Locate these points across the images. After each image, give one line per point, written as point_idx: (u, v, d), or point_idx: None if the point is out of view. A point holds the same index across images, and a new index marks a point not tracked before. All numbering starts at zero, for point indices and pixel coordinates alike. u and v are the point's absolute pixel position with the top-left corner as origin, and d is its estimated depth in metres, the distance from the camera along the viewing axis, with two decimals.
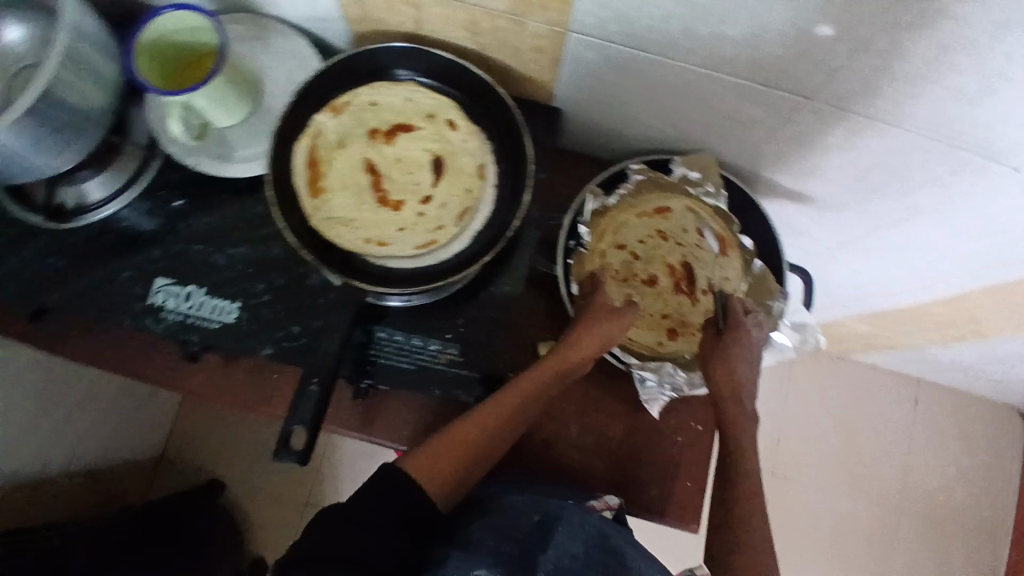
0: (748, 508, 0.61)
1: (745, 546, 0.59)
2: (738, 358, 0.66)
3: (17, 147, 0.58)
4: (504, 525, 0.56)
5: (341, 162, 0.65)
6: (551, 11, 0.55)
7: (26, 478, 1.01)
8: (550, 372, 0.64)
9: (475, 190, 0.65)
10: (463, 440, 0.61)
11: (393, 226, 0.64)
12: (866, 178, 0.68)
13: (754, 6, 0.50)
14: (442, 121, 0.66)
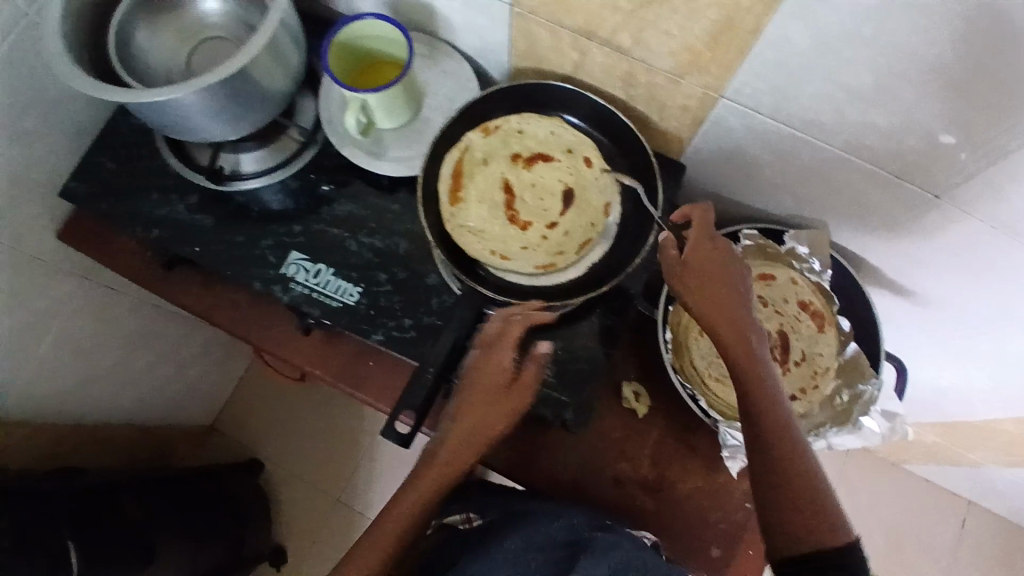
0: (801, 494, 0.52)
1: (801, 527, 0.52)
2: (718, 289, 0.57)
3: (205, 106, 0.64)
4: (537, 545, 0.62)
5: (482, 177, 0.70)
6: (710, 76, 0.60)
7: (105, 419, 1.05)
8: (454, 454, 0.63)
9: (598, 225, 0.69)
10: (395, 528, 0.61)
11: (518, 243, 0.69)
12: (974, 283, 0.69)
13: (908, 102, 0.53)
14: (579, 156, 0.70)
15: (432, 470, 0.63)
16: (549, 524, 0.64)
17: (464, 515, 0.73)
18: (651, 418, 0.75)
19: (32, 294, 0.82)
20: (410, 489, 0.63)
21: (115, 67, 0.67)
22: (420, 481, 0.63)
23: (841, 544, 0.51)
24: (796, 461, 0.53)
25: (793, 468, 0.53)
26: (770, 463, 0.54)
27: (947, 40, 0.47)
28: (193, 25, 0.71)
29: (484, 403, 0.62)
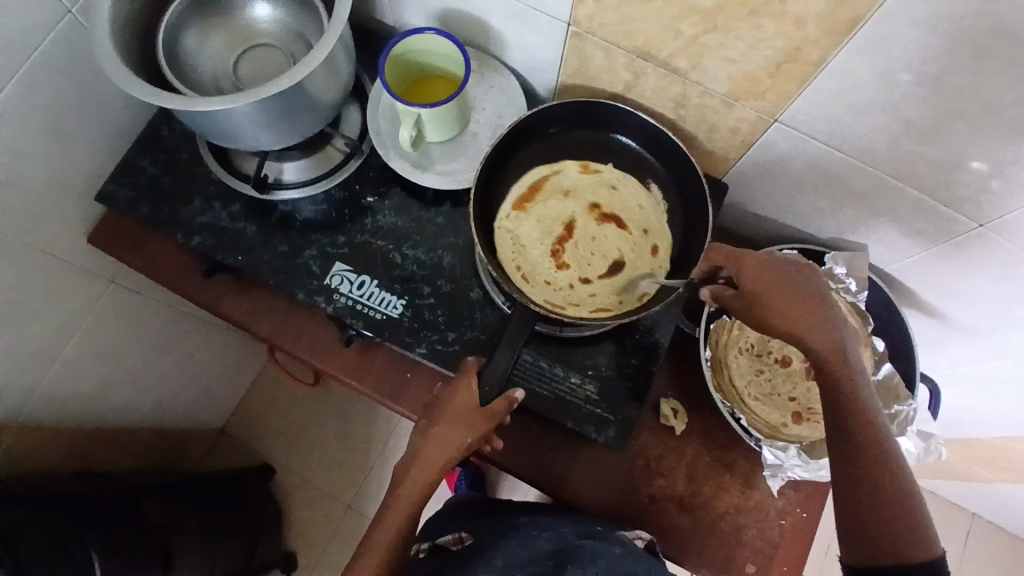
0: (895, 518, 0.52)
1: (891, 544, 0.52)
2: (772, 289, 0.55)
3: (256, 117, 0.63)
4: (526, 558, 0.62)
5: (555, 204, 0.71)
6: (766, 101, 0.61)
7: (128, 423, 1.03)
8: (415, 483, 0.62)
9: (620, 306, 0.68)
10: (375, 564, 0.60)
11: (563, 282, 0.69)
12: (1004, 310, 0.70)
13: (960, 138, 0.55)
14: (648, 240, 0.71)
15: (397, 498, 0.62)
16: (538, 538, 0.65)
17: (455, 536, 0.74)
18: (687, 436, 0.76)
19: (62, 297, 0.80)
20: (382, 521, 0.62)
21: (167, 74, 0.66)
22: (389, 514, 0.62)
23: (930, 557, 0.51)
24: (889, 482, 0.52)
25: (887, 490, 0.52)
26: (859, 486, 0.53)
27: (1011, 82, 0.48)
28: (245, 32, 0.71)
29: (459, 420, 0.62)
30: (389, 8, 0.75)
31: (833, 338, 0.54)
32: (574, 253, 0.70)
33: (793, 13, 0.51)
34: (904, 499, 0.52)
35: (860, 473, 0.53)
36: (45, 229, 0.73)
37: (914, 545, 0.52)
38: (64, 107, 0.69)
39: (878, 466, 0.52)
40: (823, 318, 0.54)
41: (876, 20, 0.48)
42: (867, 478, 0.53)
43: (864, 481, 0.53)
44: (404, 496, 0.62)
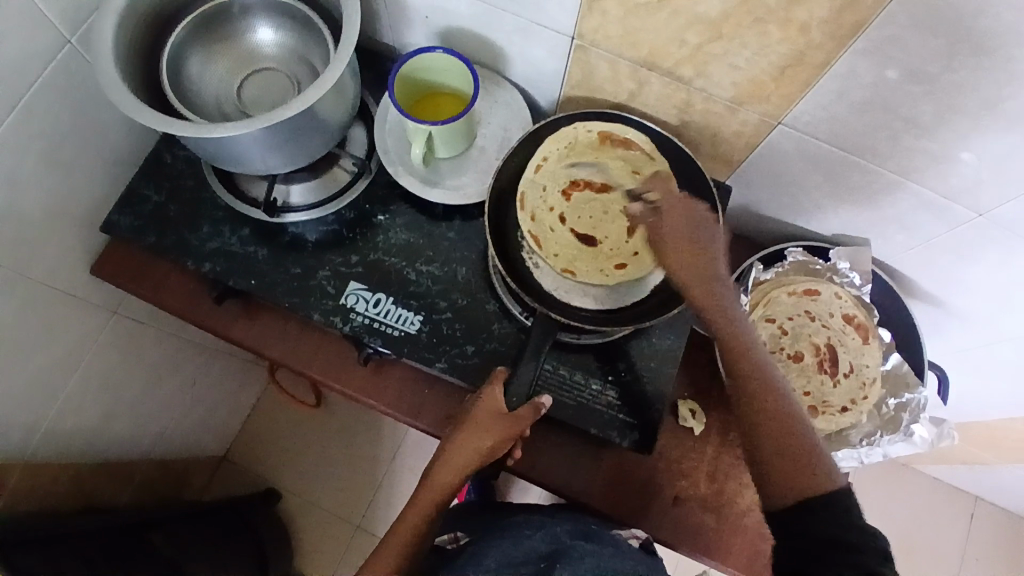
0: (787, 448, 0.55)
1: (786, 477, 0.55)
2: (683, 242, 0.59)
3: (265, 141, 0.63)
4: (520, 559, 0.66)
5: (599, 163, 0.71)
6: (770, 104, 0.63)
7: (131, 455, 1.01)
8: (439, 479, 0.65)
9: (580, 272, 0.69)
10: (395, 553, 0.63)
11: (546, 223, 0.70)
12: (1001, 294, 0.73)
13: (959, 132, 0.57)
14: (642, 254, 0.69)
15: (422, 491, 0.65)
16: (530, 538, 0.68)
17: (452, 535, 0.79)
18: (706, 435, 0.76)
19: (64, 330, 0.78)
20: (406, 514, 0.64)
21: (173, 102, 0.65)
22: (415, 505, 0.65)
23: (823, 485, 0.54)
24: (778, 415, 0.56)
25: (773, 420, 0.56)
26: (751, 422, 0.57)
27: (1008, 77, 0.50)
28: (249, 56, 0.70)
29: (484, 424, 0.63)
30: (390, 26, 0.75)
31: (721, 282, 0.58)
32: (576, 215, 0.71)
33: (798, 20, 0.53)
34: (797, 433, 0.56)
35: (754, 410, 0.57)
36: (48, 261, 0.72)
37: (810, 473, 0.54)
38: (66, 138, 0.67)
39: (767, 402, 0.56)
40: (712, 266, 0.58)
41: (879, 23, 0.50)
42: (762, 415, 0.56)
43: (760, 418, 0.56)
44: (428, 489, 0.65)
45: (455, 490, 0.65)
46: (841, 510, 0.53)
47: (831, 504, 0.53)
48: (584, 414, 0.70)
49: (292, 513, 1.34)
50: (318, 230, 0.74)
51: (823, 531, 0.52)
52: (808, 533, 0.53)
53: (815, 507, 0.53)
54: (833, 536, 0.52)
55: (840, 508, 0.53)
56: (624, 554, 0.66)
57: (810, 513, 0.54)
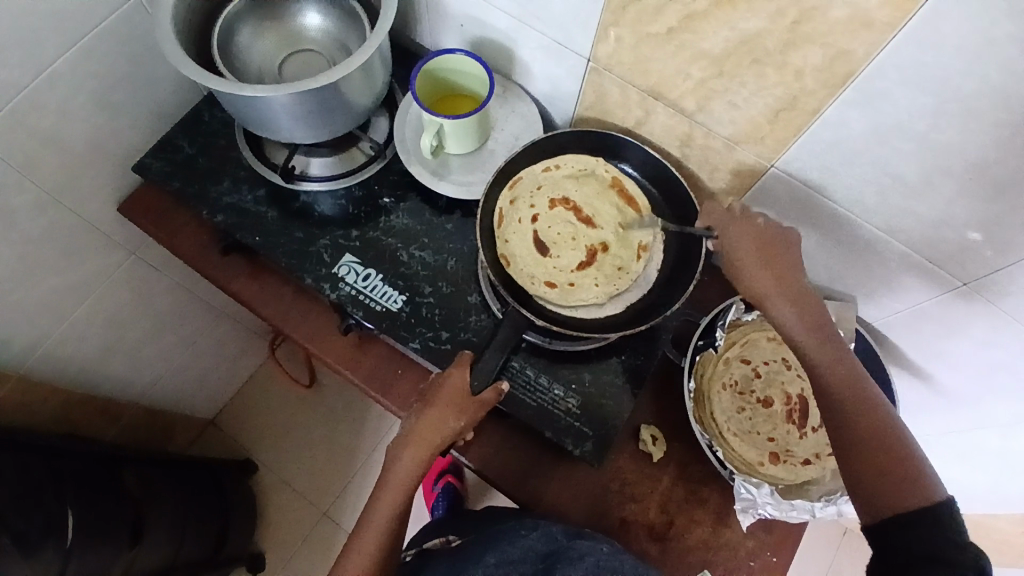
0: (886, 458, 0.53)
1: (884, 491, 0.52)
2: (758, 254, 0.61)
3: (291, 109, 0.68)
4: (518, 556, 0.67)
5: (602, 204, 0.75)
6: (765, 146, 0.65)
7: (122, 393, 1.06)
8: (402, 469, 0.63)
9: (515, 265, 0.72)
10: (375, 538, 0.62)
11: (519, 213, 0.74)
12: (988, 374, 0.71)
13: (945, 196, 0.57)
14: (569, 287, 0.72)
15: (384, 489, 0.63)
16: (527, 536, 0.68)
17: (442, 539, 0.79)
18: (664, 464, 0.76)
19: (82, 258, 0.84)
20: (378, 498, 0.63)
21: (220, 69, 0.72)
22: (378, 507, 0.63)
23: (928, 503, 0.50)
24: (872, 420, 0.55)
25: (865, 425, 0.55)
26: (846, 432, 0.55)
27: (993, 142, 0.51)
28: (294, 36, 0.77)
29: (450, 402, 0.64)
30: (429, 30, 0.82)
31: (803, 300, 0.60)
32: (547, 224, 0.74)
33: (793, 64, 0.56)
34: (897, 438, 0.53)
35: (844, 417, 0.56)
36: (80, 190, 0.78)
37: (912, 489, 0.51)
38: (121, 82, 0.75)
39: (862, 409, 0.55)
40: (796, 285, 0.60)
41: (868, 74, 0.53)
42: (855, 421, 0.55)
43: (855, 422, 0.55)
44: (392, 487, 0.63)
45: (419, 478, 0.64)
46: (941, 531, 0.49)
47: (933, 523, 0.49)
48: (544, 418, 0.71)
49: (265, 487, 1.36)
50: (328, 202, 0.79)
51: (910, 551, 0.49)
52: (898, 551, 0.50)
53: (917, 525, 0.50)
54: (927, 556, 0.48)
55: (938, 526, 0.49)
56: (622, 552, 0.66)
57: (906, 531, 0.50)
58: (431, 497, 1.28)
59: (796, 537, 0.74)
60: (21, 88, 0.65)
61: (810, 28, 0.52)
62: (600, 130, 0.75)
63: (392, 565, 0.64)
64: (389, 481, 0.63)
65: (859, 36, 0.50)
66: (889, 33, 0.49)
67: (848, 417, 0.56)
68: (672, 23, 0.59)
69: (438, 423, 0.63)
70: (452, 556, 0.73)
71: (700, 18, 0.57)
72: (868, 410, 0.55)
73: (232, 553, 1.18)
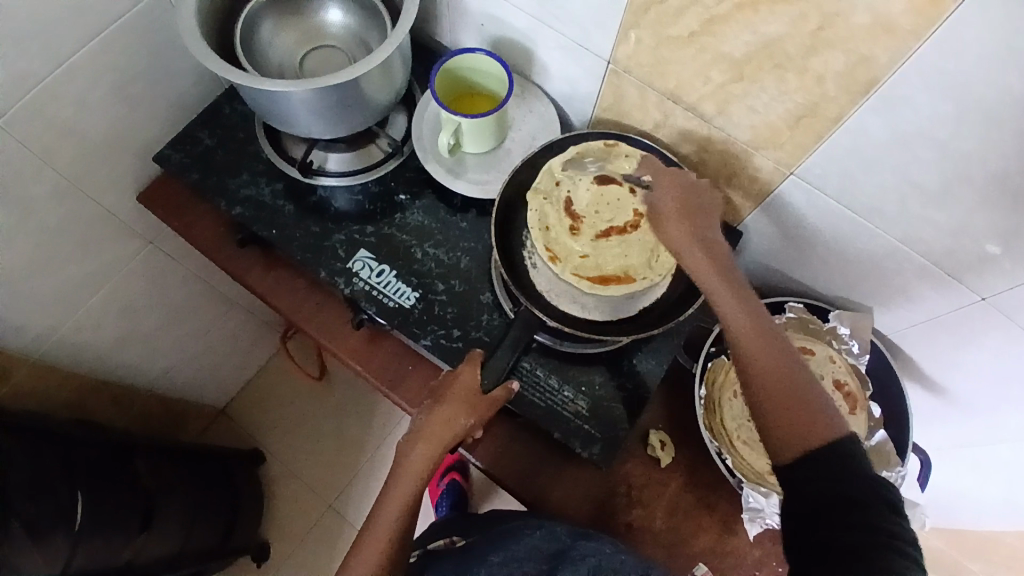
0: (789, 391, 0.53)
1: (788, 424, 0.52)
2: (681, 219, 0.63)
3: (310, 104, 0.68)
4: (524, 554, 0.67)
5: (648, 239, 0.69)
6: (784, 152, 0.65)
7: (135, 380, 1.07)
8: (412, 466, 0.63)
9: (539, 201, 0.72)
10: (384, 535, 0.62)
11: (604, 200, 0.71)
12: (1007, 389, 0.70)
13: (966, 208, 0.57)
14: (558, 251, 0.70)
15: (394, 485, 0.63)
16: (532, 536, 0.69)
17: (447, 539, 0.79)
18: (672, 469, 0.76)
19: (101, 246, 0.85)
20: (387, 495, 0.63)
21: (243, 65, 0.72)
22: (386, 504, 0.63)
23: (830, 437, 0.51)
24: (776, 355, 0.55)
25: (770, 360, 0.55)
26: (755, 375, 0.55)
27: (1017, 154, 0.50)
28: (316, 32, 0.77)
29: (460, 400, 0.64)
30: (450, 28, 0.82)
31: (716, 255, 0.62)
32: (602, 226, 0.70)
33: (814, 70, 0.55)
34: (803, 380, 0.54)
35: (751, 353, 0.56)
36: (100, 179, 0.79)
37: (817, 425, 0.52)
38: (143, 73, 0.76)
39: (766, 345, 0.56)
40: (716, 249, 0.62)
41: (890, 82, 0.52)
42: (758, 356, 0.55)
43: (759, 356, 0.55)
44: (401, 483, 0.63)
45: (428, 476, 0.64)
46: (850, 468, 0.49)
47: (840, 457, 0.50)
48: (553, 420, 0.71)
49: (273, 478, 1.37)
50: (344, 197, 0.79)
51: (830, 489, 0.49)
52: (819, 490, 0.49)
53: (827, 461, 0.50)
54: (845, 492, 0.48)
55: (848, 461, 0.50)
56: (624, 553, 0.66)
57: (818, 467, 0.50)
58: (435, 494, 1.29)
59: None
60: (45, 77, 0.66)
61: (833, 34, 0.51)
62: (618, 132, 0.75)
63: (400, 563, 0.64)
64: (398, 477, 0.63)
65: (882, 43, 0.50)
66: (913, 41, 0.48)
67: (759, 360, 0.55)
68: (693, 26, 0.59)
69: (448, 421, 0.63)
70: (456, 554, 0.73)
71: (721, 21, 0.57)
72: (776, 355, 0.55)
73: (238, 543, 1.18)
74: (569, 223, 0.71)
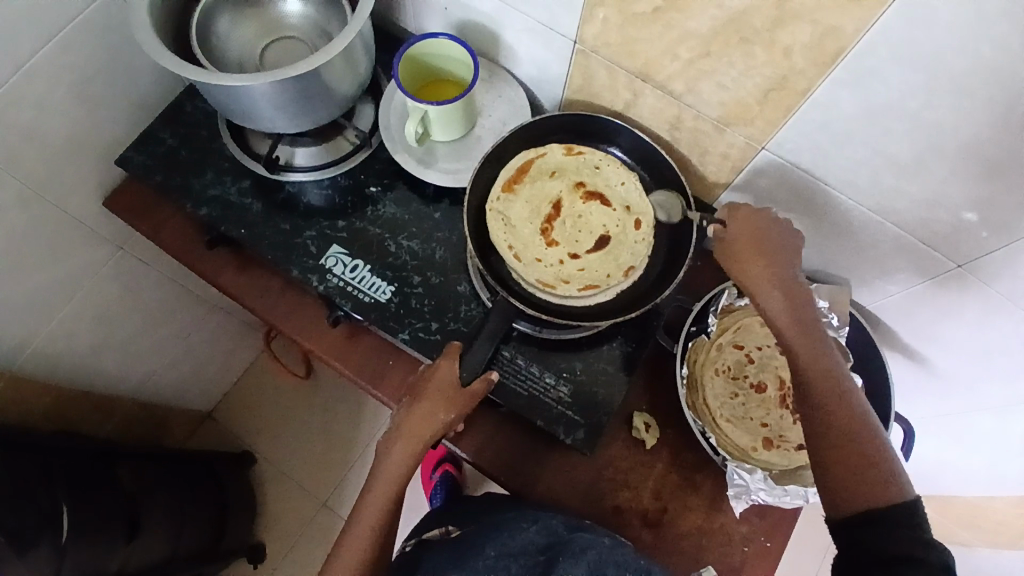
0: (855, 450, 0.53)
1: (856, 481, 0.52)
2: (761, 256, 0.61)
3: (273, 98, 0.66)
4: (519, 549, 0.66)
5: (522, 241, 0.71)
6: (755, 128, 0.64)
7: (117, 389, 1.06)
8: (394, 463, 0.63)
9: (602, 167, 0.74)
10: (367, 534, 0.61)
11: (583, 229, 0.73)
12: (983, 354, 0.70)
13: (938, 176, 0.56)
14: (556, 173, 0.74)
15: (376, 482, 0.63)
16: (528, 530, 0.67)
17: (442, 529, 0.78)
18: (657, 451, 0.76)
19: (69, 254, 0.83)
20: (369, 493, 0.63)
21: (200, 61, 0.70)
22: (369, 502, 0.62)
23: (897, 500, 0.51)
24: (845, 412, 0.55)
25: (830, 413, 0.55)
26: (822, 426, 0.55)
27: (985, 120, 0.50)
28: (274, 23, 0.75)
29: (439, 393, 0.64)
30: (413, 14, 0.80)
31: (792, 297, 0.60)
32: (547, 215, 0.73)
33: (782, 43, 0.54)
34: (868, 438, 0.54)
35: (823, 405, 0.56)
36: (62, 185, 0.77)
37: (880, 485, 0.52)
38: (99, 75, 0.73)
39: (834, 399, 0.56)
40: (781, 279, 0.61)
41: (858, 52, 0.51)
42: (826, 409, 0.55)
43: (829, 405, 0.55)
44: (383, 481, 0.63)
45: (411, 471, 0.63)
46: (908, 528, 0.49)
47: (903, 522, 0.49)
48: (536, 409, 0.71)
49: (263, 479, 1.36)
50: (315, 192, 0.77)
51: (878, 552, 0.49)
52: (865, 553, 0.50)
53: (886, 522, 0.50)
54: (900, 553, 0.48)
55: (907, 525, 0.49)
56: (624, 546, 0.66)
57: (874, 531, 0.50)
58: (429, 487, 1.28)
59: (789, 520, 0.74)
60: None
61: (800, 3, 0.50)
62: (588, 113, 0.74)
63: (386, 560, 0.63)
64: (379, 474, 0.63)
65: (848, 13, 0.49)
66: (879, 9, 0.47)
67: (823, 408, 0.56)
68: (658, 2, 0.57)
69: (427, 416, 0.63)
70: (448, 546, 0.73)
71: None
72: (844, 408, 0.55)
73: (231, 545, 1.18)
74: (583, 192, 0.73)
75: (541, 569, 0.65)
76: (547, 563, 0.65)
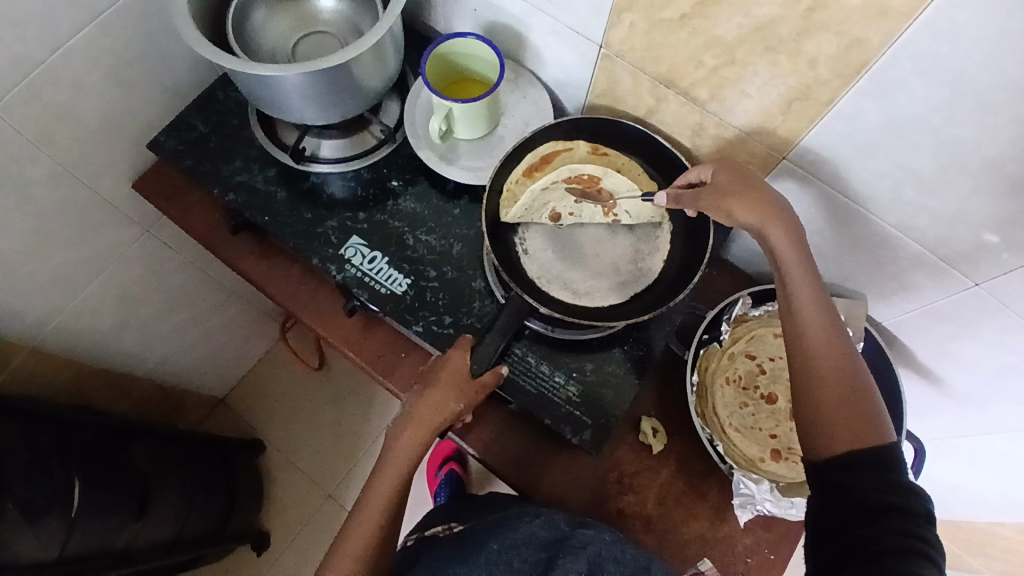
0: (845, 390, 0.54)
1: (841, 421, 0.53)
2: (760, 194, 0.61)
3: (302, 89, 0.68)
4: (523, 541, 0.67)
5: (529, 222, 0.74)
6: (776, 138, 0.64)
7: (135, 369, 1.08)
8: (402, 449, 0.64)
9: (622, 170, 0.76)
10: (374, 518, 0.62)
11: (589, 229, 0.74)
12: (1001, 377, 0.69)
13: (960, 193, 0.56)
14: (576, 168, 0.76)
15: (386, 467, 0.64)
16: (529, 523, 0.68)
17: (443, 525, 0.78)
18: (664, 457, 0.76)
19: (97, 234, 0.86)
20: (376, 478, 0.64)
21: (234, 50, 0.72)
22: (377, 487, 0.63)
23: (881, 444, 0.52)
24: (835, 352, 0.56)
25: (825, 351, 0.56)
26: (812, 368, 0.56)
27: (1010, 139, 0.50)
28: (307, 17, 0.77)
29: (449, 381, 0.64)
30: (444, 14, 0.81)
31: (793, 231, 0.60)
32: (557, 207, 0.74)
33: (807, 53, 0.55)
34: (856, 382, 0.55)
35: (814, 346, 0.56)
36: (95, 166, 0.80)
37: (867, 429, 0.53)
38: (136, 60, 0.76)
39: (827, 338, 0.57)
40: (782, 214, 0.60)
41: (883, 65, 0.51)
42: (817, 347, 0.56)
43: (822, 345, 0.56)
44: (392, 466, 0.63)
45: (420, 458, 0.64)
46: (889, 472, 0.50)
47: (886, 464, 0.51)
48: (546, 408, 0.71)
49: (271, 467, 1.38)
50: (338, 184, 0.79)
51: (862, 494, 0.50)
52: (847, 494, 0.51)
53: (869, 465, 0.51)
54: (882, 501, 0.49)
55: (889, 468, 0.51)
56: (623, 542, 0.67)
57: (859, 471, 0.51)
58: (433, 483, 1.28)
59: (794, 534, 0.74)
60: (39, 62, 0.66)
61: (826, 14, 0.51)
62: (609, 117, 0.75)
63: (392, 547, 0.64)
64: (387, 459, 0.64)
65: (874, 25, 0.49)
66: (906, 21, 0.48)
67: (812, 351, 0.56)
68: (686, 9, 0.58)
69: (436, 401, 0.64)
70: (451, 540, 0.73)
71: (714, 4, 0.56)
72: (835, 356, 0.56)
73: (237, 530, 1.19)
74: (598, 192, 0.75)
75: (542, 566, 0.67)
76: (549, 560, 0.67)
